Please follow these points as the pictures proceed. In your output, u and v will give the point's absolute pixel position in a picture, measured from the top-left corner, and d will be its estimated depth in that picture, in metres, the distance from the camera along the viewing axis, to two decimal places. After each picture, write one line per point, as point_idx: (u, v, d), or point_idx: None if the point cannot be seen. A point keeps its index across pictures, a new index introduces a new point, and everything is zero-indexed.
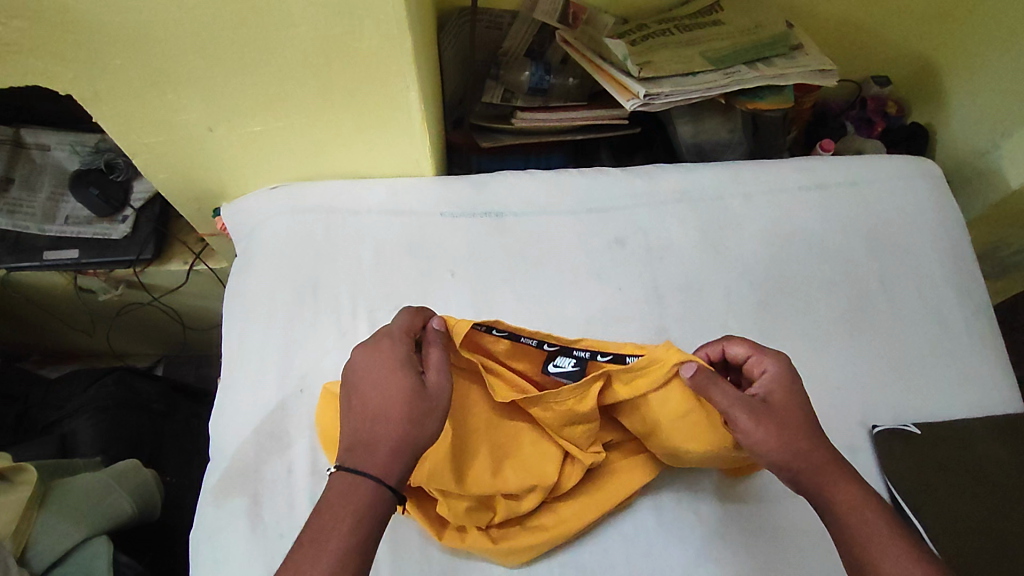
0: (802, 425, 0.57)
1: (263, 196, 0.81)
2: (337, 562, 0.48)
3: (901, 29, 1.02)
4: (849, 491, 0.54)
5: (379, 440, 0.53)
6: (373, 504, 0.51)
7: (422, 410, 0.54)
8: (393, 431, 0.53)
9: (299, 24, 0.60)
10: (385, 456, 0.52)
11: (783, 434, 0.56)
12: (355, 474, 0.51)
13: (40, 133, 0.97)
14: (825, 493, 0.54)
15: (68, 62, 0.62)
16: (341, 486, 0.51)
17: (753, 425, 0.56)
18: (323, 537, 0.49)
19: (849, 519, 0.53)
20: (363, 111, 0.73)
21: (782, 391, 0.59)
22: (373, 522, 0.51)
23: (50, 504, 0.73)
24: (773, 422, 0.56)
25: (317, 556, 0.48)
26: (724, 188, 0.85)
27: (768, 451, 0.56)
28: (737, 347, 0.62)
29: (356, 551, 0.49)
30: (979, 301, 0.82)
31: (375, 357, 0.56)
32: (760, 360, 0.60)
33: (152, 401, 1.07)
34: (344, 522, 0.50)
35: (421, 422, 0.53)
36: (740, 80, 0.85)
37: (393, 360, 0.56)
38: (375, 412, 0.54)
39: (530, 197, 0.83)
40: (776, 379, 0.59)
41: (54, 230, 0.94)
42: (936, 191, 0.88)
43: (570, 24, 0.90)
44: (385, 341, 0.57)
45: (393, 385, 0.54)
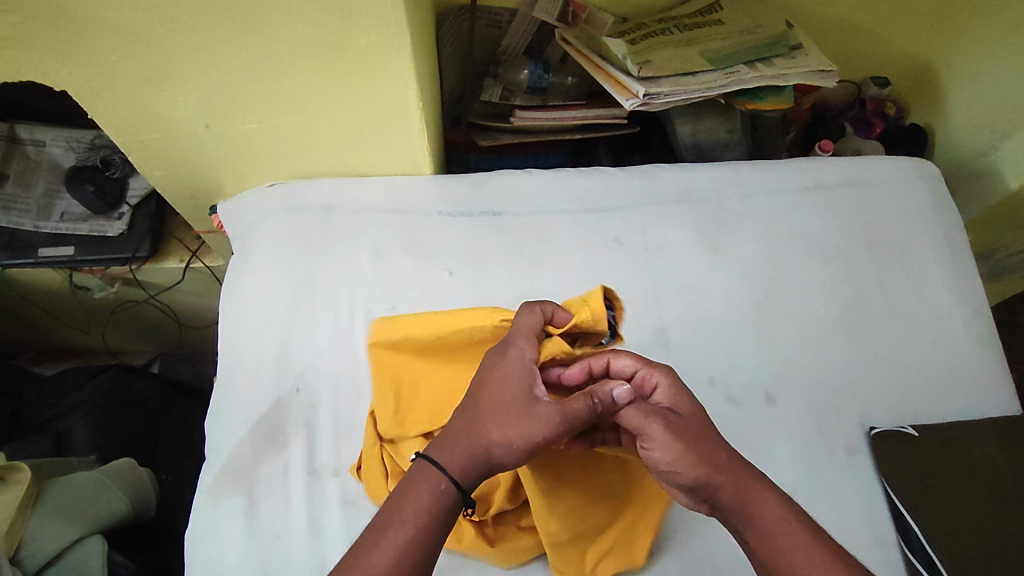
0: (709, 436, 0.52)
1: (260, 194, 0.80)
2: (397, 553, 0.47)
3: (900, 30, 1.01)
4: (769, 501, 0.51)
5: (466, 443, 0.51)
6: (438, 500, 0.49)
7: (519, 429, 0.51)
8: (476, 433, 0.51)
9: (297, 20, 0.60)
10: (460, 456, 0.51)
11: (698, 445, 0.51)
12: (430, 465, 0.51)
13: (35, 129, 0.97)
14: (745, 506, 0.50)
15: (63, 57, 0.62)
16: (414, 473, 0.51)
17: (668, 440, 0.50)
18: (386, 523, 0.48)
19: (775, 527, 0.49)
20: (358, 107, 0.72)
21: (682, 404, 0.54)
22: (438, 519, 0.49)
23: (44, 503, 0.72)
24: (687, 435, 0.51)
25: (377, 541, 0.47)
26: (724, 188, 0.85)
27: (687, 468, 0.50)
28: (623, 361, 0.55)
29: (417, 546, 0.47)
30: (977, 302, 0.82)
31: (500, 358, 0.54)
32: (650, 373, 0.55)
33: (148, 398, 1.06)
34: (408, 512, 0.48)
35: (512, 442, 0.50)
36: (739, 81, 0.85)
37: (517, 367, 0.53)
38: (474, 415, 0.52)
39: (529, 196, 0.82)
40: (673, 393, 0.54)
41: (49, 227, 0.93)
42: (934, 191, 0.88)
43: (569, 21, 0.89)
44: (514, 341, 0.55)
45: (503, 394, 0.52)
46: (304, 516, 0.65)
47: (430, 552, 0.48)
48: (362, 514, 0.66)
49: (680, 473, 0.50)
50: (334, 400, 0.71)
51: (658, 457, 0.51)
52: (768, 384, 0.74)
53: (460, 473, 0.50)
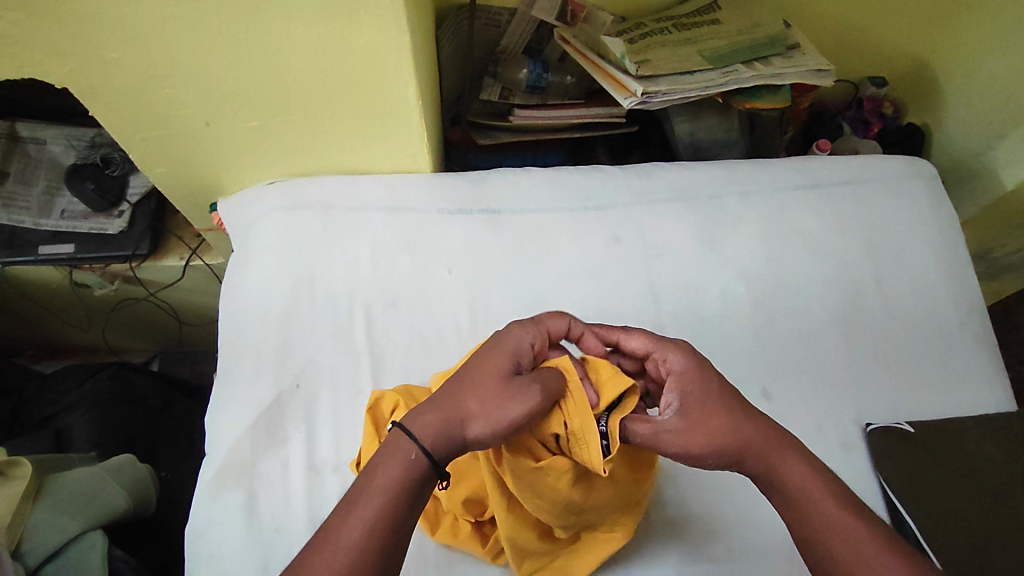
0: (733, 413, 0.53)
1: (258, 192, 0.81)
2: (366, 529, 0.48)
3: (898, 30, 1.02)
4: (794, 465, 0.53)
5: (440, 413, 0.51)
6: (409, 473, 0.49)
7: (496, 400, 0.50)
8: (453, 404, 0.51)
9: (297, 20, 0.60)
10: (434, 425, 0.50)
11: (729, 431, 0.52)
12: (403, 436, 0.50)
13: (35, 127, 0.97)
14: (772, 473, 0.53)
15: (65, 54, 0.62)
16: (387, 446, 0.51)
17: (685, 441, 0.51)
18: (357, 498, 0.49)
19: (798, 496, 0.52)
20: (356, 107, 0.73)
21: (695, 385, 0.54)
22: (407, 490, 0.49)
23: (45, 498, 0.73)
24: (702, 424, 0.52)
25: (348, 514, 0.48)
26: (721, 187, 0.86)
27: (713, 460, 0.52)
28: (636, 342, 0.58)
29: (386, 523, 0.48)
30: (973, 300, 0.83)
31: (496, 338, 0.55)
32: (663, 355, 0.57)
33: (148, 396, 1.06)
34: (378, 487, 0.49)
35: (484, 416, 0.50)
36: (737, 80, 0.86)
37: (507, 347, 0.53)
38: (455, 388, 0.52)
39: (527, 194, 0.83)
40: (683, 374, 0.55)
41: (49, 225, 0.93)
42: (931, 191, 0.89)
43: (568, 21, 0.89)
44: (516, 325, 0.56)
45: (487, 370, 0.52)
46: (303, 512, 0.66)
47: (401, 526, 0.49)
48: None
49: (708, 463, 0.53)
50: (334, 397, 0.71)
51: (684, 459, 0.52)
52: (765, 381, 0.75)
53: (432, 445, 0.50)
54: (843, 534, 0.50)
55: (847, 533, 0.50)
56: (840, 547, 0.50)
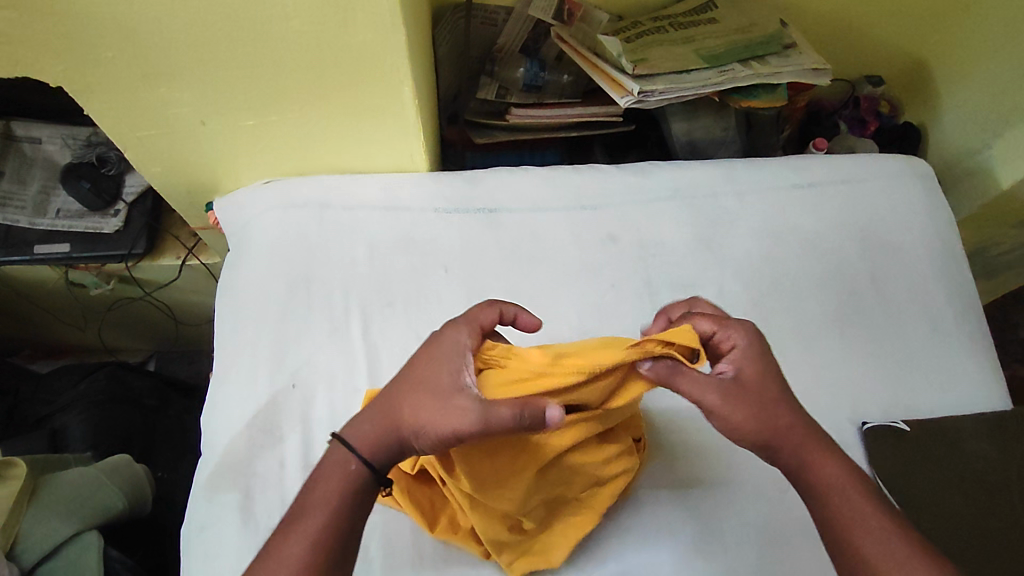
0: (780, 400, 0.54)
1: (254, 191, 0.81)
2: (308, 543, 0.49)
3: (894, 29, 1.02)
4: (832, 466, 0.53)
5: (380, 427, 0.53)
6: (348, 484, 0.51)
7: (435, 414, 0.51)
8: (392, 413, 0.53)
9: (293, 17, 0.60)
10: (374, 437, 0.53)
11: (773, 415, 0.54)
12: (344, 447, 0.53)
13: (31, 126, 0.96)
14: (805, 467, 0.53)
15: (59, 53, 0.62)
16: (329, 458, 0.53)
17: (731, 410, 0.53)
18: (298, 510, 0.51)
19: (829, 493, 0.52)
20: (352, 107, 0.73)
21: (754, 367, 0.55)
22: (346, 501, 0.51)
23: (40, 499, 0.72)
24: (751, 401, 0.54)
25: (289, 530, 0.50)
26: (718, 185, 0.86)
27: (745, 437, 0.54)
28: (703, 322, 0.57)
29: (326, 536, 0.50)
30: (969, 298, 0.83)
31: (430, 343, 0.55)
32: (727, 335, 0.56)
33: (144, 396, 1.06)
34: (318, 500, 0.51)
35: (424, 429, 0.51)
36: (734, 78, 0.86)
37: (443, 353, 0.54)
38: (394, 401, 0.53)
39: (524, 193, 0.83)
40: (747, 355, 0.55)
41: (44, 225, 0.93)
42: (927, 190, 0.89)
43: (565, 20, 0.89)
44: (453, 327, 0.56)
45: (422, 380, 0.53)
46: None
47: (343, 536, 0.50)
48: None
49: (737, 438, 0.54)
50: (329, 396, 0.71)
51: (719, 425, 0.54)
52: None
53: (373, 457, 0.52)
54: (872, 531, 0.50)
55: (876, 536, 0.50)
56: (869, 545, 0.49)
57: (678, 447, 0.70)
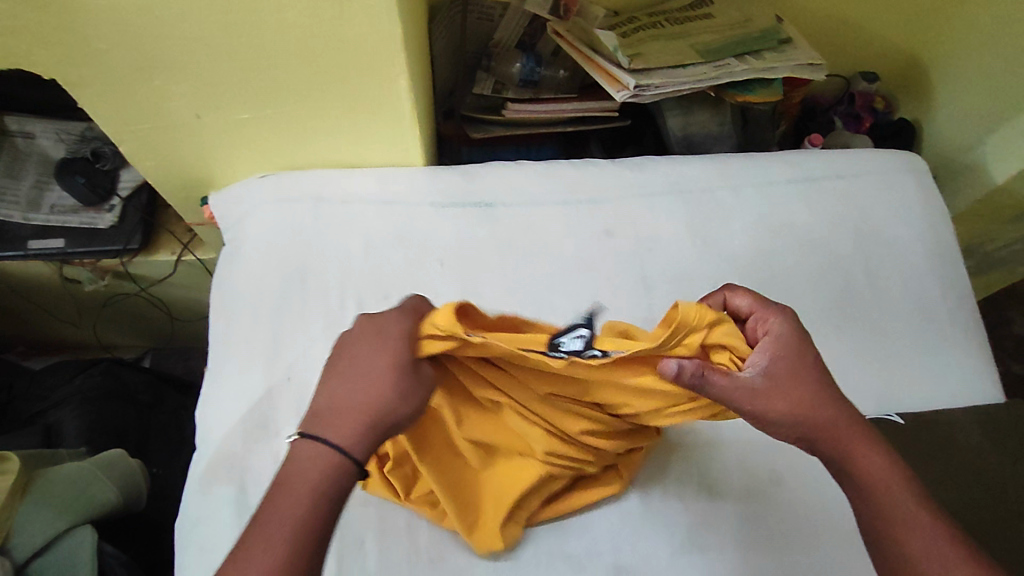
0: (820, 391, 0.54)
1: (250, 185, 0.81)
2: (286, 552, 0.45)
3: (888, 26, 1.03)
4: (874, 460, 0.53)
5: (355, 416, 0.50)
6: (329, 483, 0.48)
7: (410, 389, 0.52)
8: (361, 401, 0.50)
9: (288, 9, 0.60)
10: (354, 428, 0.50)
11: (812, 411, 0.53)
12: (322, 447, 0.49)
13: (24, 121, 0.96)
14: (849, 464, 0.53)
15: (53, 45, 0.62)
16: (305, 459, 0.49)
17: (768, 406, 0.52)
18: (286, 513, 0.46)
19: (871, 490, 0.52)
20: (348, 101, 0.73)
21: (790, 356, 0.54)
22: (327, 502, 0.48)
23: (33, 493, 0.72)
24: (784, 399, 0.52)
25: (263, 539, 0.45)
26: (713, 180, 0.86)
27: (784, 432, 0.53)
28: (741, 300, 0.58)
29: (305, 545, 0.46)
30: (963, 293, 0.83)
31: (377, 328, 0.53)
32: (764, 317, 0.56)
33: (139, 392, 1.06)
34: (295, 503, 0.47)
35: (404, 402, 0.51)
36: (729, 73, 0.86)
37: (398, 333, 0.53)
38: (363, 388, 0.51)
39: (520, 187, 0.83)
40: (782, 341, 0.54)
41: (39, 219, 0.93)
42: (921, 185, 0.89)
43: (562, 15, 0.88)
44: (392, 312, 0.55)
45: (388, 360, 0.52)
46: None
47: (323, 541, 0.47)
48: (352, 501, 0.65)
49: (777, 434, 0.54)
50: None
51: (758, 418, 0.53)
52: None
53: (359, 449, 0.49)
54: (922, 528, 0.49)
55: (923, 536, 0.49)
56: (917, 546, 0.49)
57: (673, 441, 0.70)
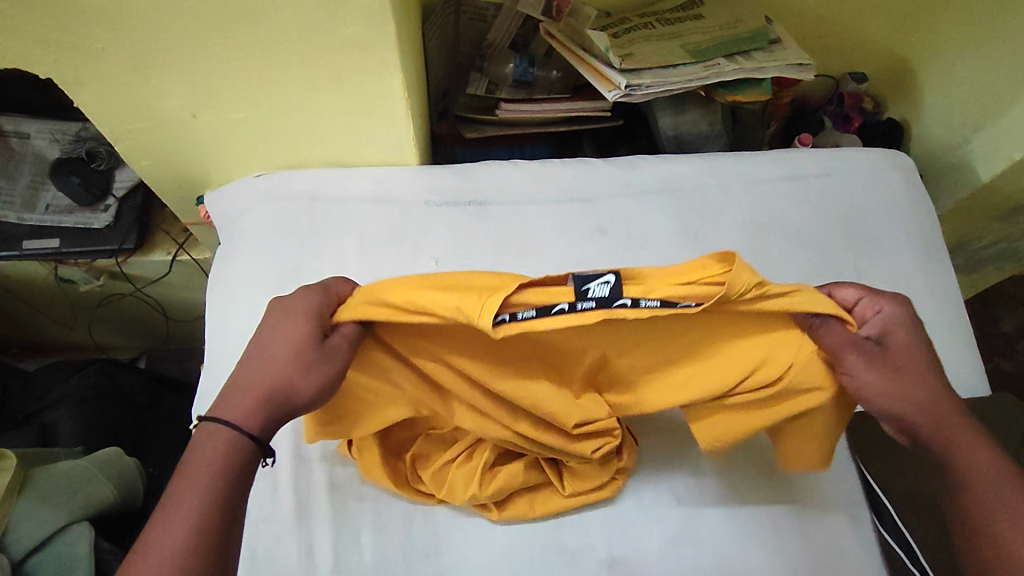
0: (925, 373, 0.54)
1: (246, 184, 0.81)
2: (192, 525, 0.45)
3: (875, 27, 1.05)
4: (984, 455, 0.52)
5: (256, 388, 0.52)
6: (232, 456, 0.49)
7: (310, 363, 0.53)
8: (263, 379, 0.52)
9: (283, 10, 0.61)
10: (248, 407, 0.51)
11: (912, 390, 0.53)
12: (219, 426, 0.50)
13: (19, 121, 0.96)
14: (953, 451, 0.52)
15: (48, 45, 0.62)
16: (204, 437, 0.49)
17: (873, 374, 0.53)
18: (201, 478, 0.47)
19: (979, 487, 0.51)
20: (343, 102, 0.74)
21: (898, 335, 0.56)
22: (232, 474, 0.48)
23: (30, 491, 0.73)
24: (893, 373, 0.54)
25: (168, 515, 0.46)
26: (703, 178, 0.87)
27: (889, 405, 0.53)
28: (847, 291, 0.59)
29: (211, 518, 0.46)
30: (950, 289, 0.84)
31: (293, 305, 0.56)
32: (875, 301, 0.58)
33: (135, 392, 1.06)
34: (203, 478, 0.47)
35: (308, 377, 0.53)
36: (719, 73, 0.87)
37: (306, 308, 0.56)
38: (272, 363, 0.53)
39: (513, 185, 0.84)
40: (892, 323, 0.57)
41: (33, 220, 0.93)
42: (908, 182, 0.91)
43: (555, 16, 0.90)
44: (307, 290, 0.58)
45: (295, 333, 0.54)
46: (289, 500, 0.66)
47: (232, 516, 0.47)
48: (348, 497, 0.66)
49: (878, 408, 0.54)
50: None
51: (848, 383, 0.54)
52: None
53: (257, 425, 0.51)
54: None
55: None
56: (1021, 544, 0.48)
57: (665, 436, 0.71)
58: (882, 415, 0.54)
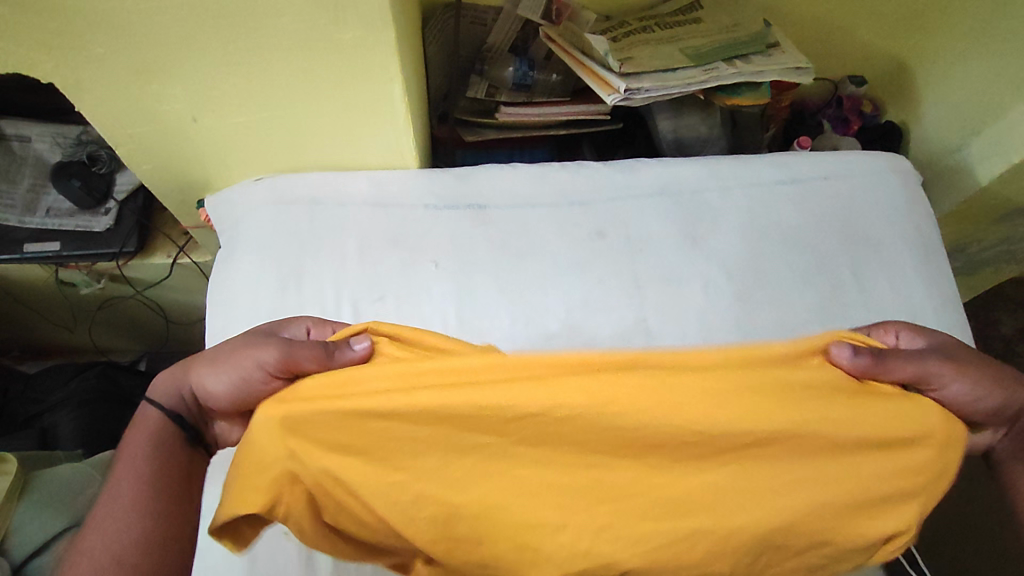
0: (972, 357, 0.62)
1: (247, 188, 0.82)
2: (128, 499, 0.55)
3: (874, 29, 1.05)
4: None
5: (182, 371, 0.61)
6: (158, 439, 0.59)
7: (223, 355, 0.58)
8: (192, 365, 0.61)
9: (284, 14, 0.61)
10: (167, 383, 0.61)
11: (986, 373, 0.60)
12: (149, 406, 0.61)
13: (20, 125, 0.97)
14: None
15: (50, 49, 0.63)
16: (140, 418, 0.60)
17: (958, 374, 0.58)
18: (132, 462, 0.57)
19: None
20: (343, 105, 0.74)
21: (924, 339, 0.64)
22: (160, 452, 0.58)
23: (29, 496, 0.74)
24: (964, 366, 0.59)
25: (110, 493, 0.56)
26: (701, 182, 0.87)
27: (985, 395, 0.58)
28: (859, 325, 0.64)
29: (141, 493, 0.56)
30: (948, 291, 0.85)
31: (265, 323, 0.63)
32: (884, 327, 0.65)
33: (135, 395, 1.06)
34: (134, 458, 0.57)
35: (208, 367, 0.58)
36: (718, 76, 0.87)
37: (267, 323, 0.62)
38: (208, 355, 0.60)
39: (513, 190, 0.84)
40: (911, 334, 0.64)
41: (34, 223, 0.93)
42: (906, 186, 0.91)
43: (554, 20, 0.91)
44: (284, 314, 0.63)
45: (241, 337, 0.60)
46: None
47: (161, 491, 0.57)
48: None
49: (978, 402, 0.58)
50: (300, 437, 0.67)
51: (949, 393, 0.57)
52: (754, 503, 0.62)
53: (162, 401, 0.60)
54: None
55: None
56: None
57: None
58: (980, 408, 0.59)
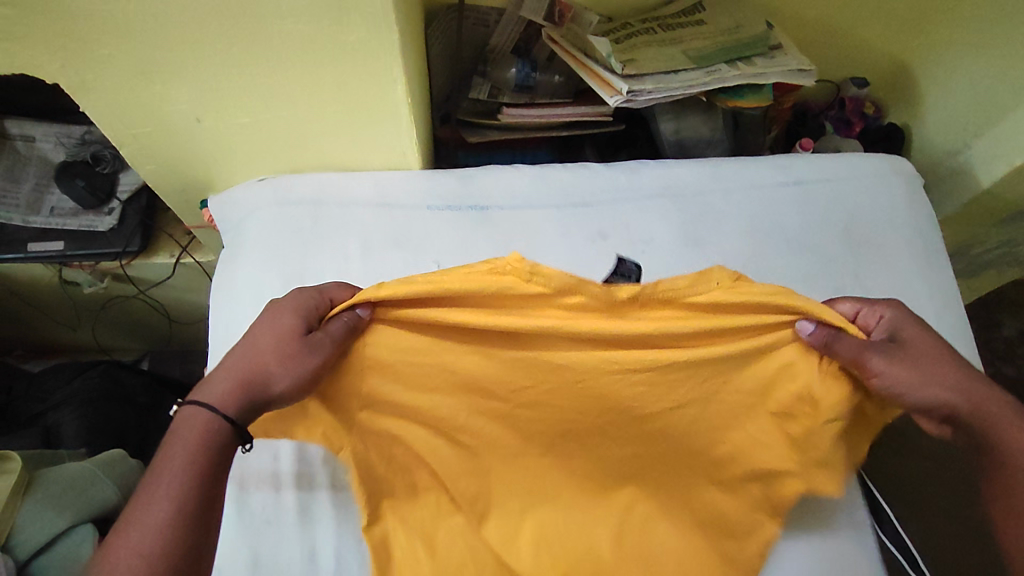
0: (940, 357, 0.60)
1: (251, 188, 0.82)
2: (170, 505, 0.50)
3: (877, 31, 1.05)
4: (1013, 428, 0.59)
5: (235, 372, 0.57)
6: (209, 438, 0.54)
7: (289, 356, 0.56)
8: (246, 368, 0.57)
9: (288, 17, 0.61)
10: (225, 390, 0.56)
11: (937, 374, 0.59)
12: (197, 409, 0.55)
13: (24, 124, 0.97)
14: (987, 423, 0.59)
15: (56, 50, 0.63)
16: (183, 420, 0.55)
17: (892, 366, 0.57)
18: (175, 464, 0.52)
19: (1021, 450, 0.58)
20: (345, 105, 0.74)
21: (905, 330, 0.62)
22: (209, 451, 0.54)
23: (35, 492, 0.74)
24: (907, 364, 0.58)
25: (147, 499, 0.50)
26: (703, 183, 0.87)
27: (923, 395, 0.58)
28: (845, 305, 0.64)
29: (186, 502, 0.51)
30: (950, 293, 0.85)
31: (283, 303, 0.60)
32: (873, 310, 0.63)
33: (137, 394, 1.07)
34: (181, 458, 0.52)
35: (283, 367, 0.56)
36: (721, 78, 0.87)
37: (294, 305, 0.60)
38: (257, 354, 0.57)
39: (515, 190, 0.84)
40: (893, 322, 0.62)
41: (38, 222, 0.94)
42: (910, 188, 0.91)
43: (556, 21, 0.91)
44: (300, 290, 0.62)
45: (282, 328, 0.58)
46: (292, 502, 0.67)
47: (212, 493, 0.52)
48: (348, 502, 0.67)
49: (907, 398, 0.58)
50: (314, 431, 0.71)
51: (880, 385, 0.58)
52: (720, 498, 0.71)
53: (231, 408, 0.55)
54: None
55: None
56: None
57: None
58: (912, 405, 0.59)
